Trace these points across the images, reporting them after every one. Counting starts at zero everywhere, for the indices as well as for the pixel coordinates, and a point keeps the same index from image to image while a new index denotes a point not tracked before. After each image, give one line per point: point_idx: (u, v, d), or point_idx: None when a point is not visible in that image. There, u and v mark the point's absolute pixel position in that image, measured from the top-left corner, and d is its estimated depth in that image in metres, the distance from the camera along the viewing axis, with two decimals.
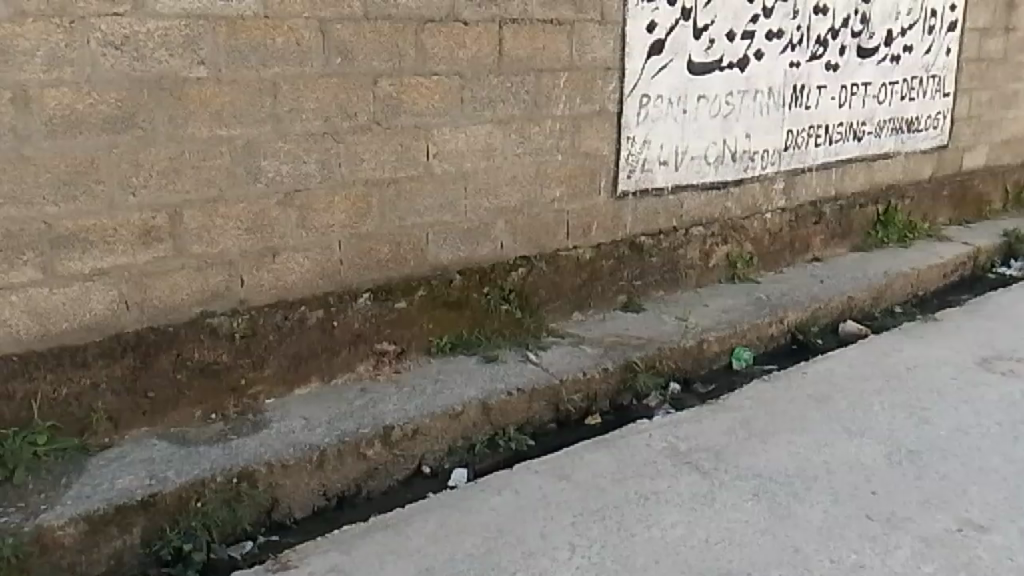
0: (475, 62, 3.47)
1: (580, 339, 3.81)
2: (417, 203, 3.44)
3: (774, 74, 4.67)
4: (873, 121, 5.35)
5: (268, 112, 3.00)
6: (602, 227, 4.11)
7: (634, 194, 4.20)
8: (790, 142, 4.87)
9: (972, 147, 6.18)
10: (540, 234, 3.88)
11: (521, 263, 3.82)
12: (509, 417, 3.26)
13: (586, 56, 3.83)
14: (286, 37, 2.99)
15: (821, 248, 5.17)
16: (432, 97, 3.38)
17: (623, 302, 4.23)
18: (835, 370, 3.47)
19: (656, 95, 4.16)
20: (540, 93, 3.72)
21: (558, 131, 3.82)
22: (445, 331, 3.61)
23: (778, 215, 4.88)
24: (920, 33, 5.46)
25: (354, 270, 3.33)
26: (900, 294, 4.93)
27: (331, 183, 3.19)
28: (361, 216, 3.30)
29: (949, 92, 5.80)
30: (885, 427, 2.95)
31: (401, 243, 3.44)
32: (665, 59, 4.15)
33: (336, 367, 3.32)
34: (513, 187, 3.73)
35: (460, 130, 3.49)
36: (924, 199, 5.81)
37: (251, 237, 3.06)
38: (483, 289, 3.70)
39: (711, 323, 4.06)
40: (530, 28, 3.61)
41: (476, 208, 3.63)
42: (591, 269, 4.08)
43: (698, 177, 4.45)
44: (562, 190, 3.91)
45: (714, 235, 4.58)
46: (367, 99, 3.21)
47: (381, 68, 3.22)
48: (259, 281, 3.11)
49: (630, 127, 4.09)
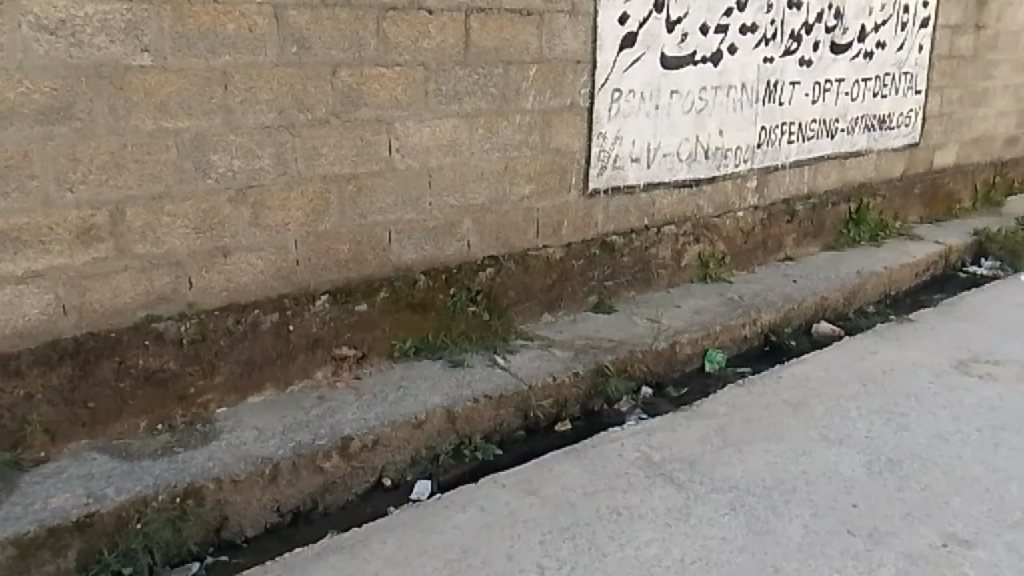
0: (440, 52, 3.31)
1: (550, 342, 3.67)
2: (379, 200, 3.28)
3: (748, 69, 4.57)
4: (846, 118, 5.28)
5: (218, 103, 2.81)
6: (572, 226, 3.98)
7: (605, 192, 4.07)
8: (764, 139, 4.78)
9: (943, 145, 6.15)
10: (508, 233, 3.74)
11: (489, 263, 3.67)
12: (475, 425, 3.12)
13: (556, 48, 3.69)
14: (238, 24, 2.80)
15: (794, 247, 5.09)
16: (395, 89, 3.22)
17: (594, 303, 4.11)
18: (811, 374, 3.37)
19: (628, 90, 4.04)
20: (509, 86, 3.57)
21: (527, 126, 3.68)
22: (408, 334, 3.46)
23: (751, 213, 4.79)
24: (893, 30, 5.39)
25: (312, 271, 3.16)
26: (873, 293, 4.86)
27: (286, 179, 3.02)
28: (319, 214, 3.13)
29: (921, 90, 5.75)
30: (863, 433, 2.85)
31: (362, 242, 3.27)
32: (637, 53, 4.02)
33: (292, 374, 3.16)
34: (480, 184, 3.58)
35: (425, 124, 3.33)
36: (895, 197, 5.77)
37: (200, 237, 2.87)
38: (449, 290, 3.55)
39: (684, 324, 3.95)
40: (498, 18, 3.45)
41: (441, 205, 3.47)
42: (561, 269, 3.94)
43: (670, 174, 4.34)
44: (531, 187, 3.77)
45: (686, 234, 4.47)
46: (325, 90, 3.04)
47: (341, 58, 3.05)
48: (209, 283, 2.93)
49: (601, 123, 3.96)
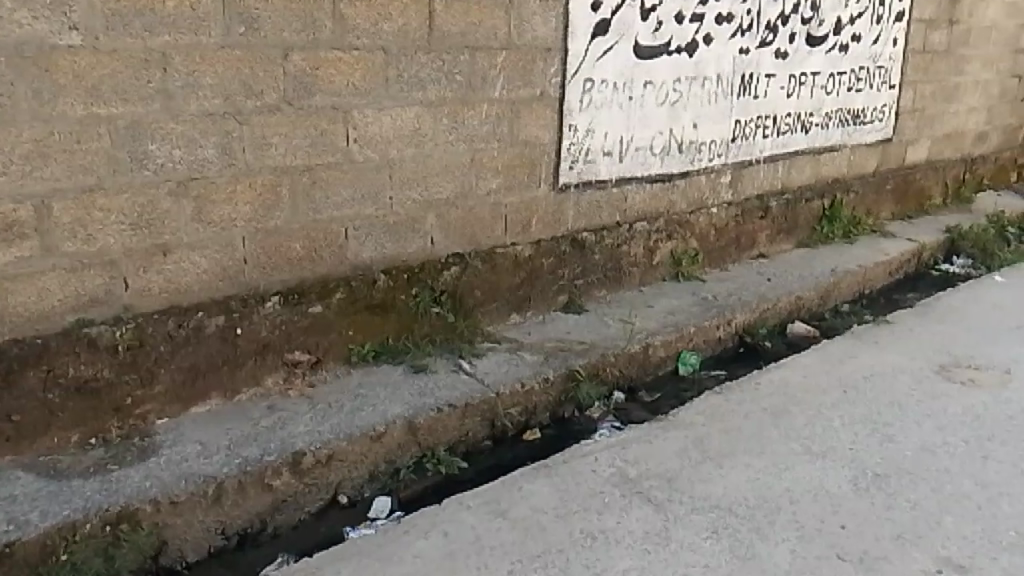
0: (402, 36, 3.09)
1: (518, 345, 3.48)
2: (336, 194, 3.05)
3: (723, 60, 4.41)
4: (820, 112, 5.16)
5: (157, 88, 2.57)
6: (541, 222, 3.79)
7: (576, 186, 3.89)
8: (738, 133, 4.63)
9: (915, 140, 6.07)
10: (474, 229, 3.54)
11: (453, 261, 3.47)
12: (439, 437, 2.92)
13: (526, 34, 3.49)
14: (178, 0, 2.55)
15: (767, 244, 4.97)
16: (352, 74, 2.99)
17: (563, 303, 3.93)
18: (790, 380, 3.22)
19: (601, 80, 3.85)
20: (476, 73, 3.36)
21: (495, 117, 3.48)
22: (367, 337, 3.24)
23: (724, 209, 4.65)
24: (869, 22, 5.28)
25: (262, 270, 2.93)
26: (848, 292, 4.75)
27: (233, 171, 2.78)
28: (269, 208, 2.89)
29: (894, 84, 5.66)
30: (847, 446, 2.71)
31: (317, 239, 3.05)
32: (610, 41, 3.83)
33: (240, 381, 2.93)
34: (444, 178, 3.37)
35: (385, 113, 3.11)
36: (868, 193, 5.67)
37: (137, 233, 2.62)
38: (411, 290, 3.34)
39: (657, 325, 3.79)
40: (464, 0, 3.24)
41: (403, 199, 3.26)
42: (530, 267, 3.75)
43: (643, 169, 4.17)
44: (499, 181, 3.57)
45: (659, 230, 4.31)
46: (276, 74, 2.80)
47: (293, 41, 2.81)
48: (147, 283, 2.68)
49: (572, 114, 3.77)
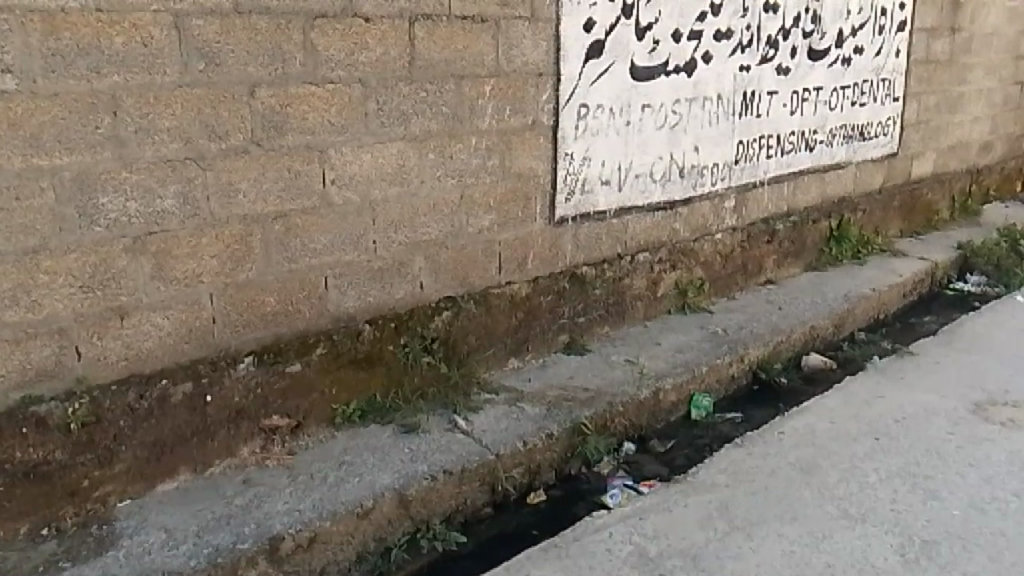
0: (381, 66, 2.84)
1: (518, 394, 3.20)
2: (313, 241, 2.77)
3: (723, 79, 4.17)
4: (824, 129, 4.93)
5: (106, 134, 2.29)
6: (538, 258, 3.52)
7: (573, 219, 3.63)
8: (741, 155, 4.39)
9: (921, 153, 5.85)
10: (466, 270, 3.26)
11: (445, 305, 3.19)
12: (434, 508, 2.64)
13: (515, 60, 3.24)
14: (128, 36, 2.28)
15: (775, 269, 4.72)
16: (326, 109, 2.72)
17: (564, 343, 3.66)
18: (816, 426, 2.97)
19: (596, 105, 3.60)
20: (462, 103, 3.10)
21: (484, 149, 3.22)
22: (352, 395, 2.95)
23: (729, 235, 4.39)
24: (871, 34, 5.06)
25: (234, 329, 2.64)
26: (862, 318, 4.50)
27: (196, 223, 2.50)
28: (239, 260, 2.61)
29: (898, 97, 5.44)
30: (888, 506, 2.45)
31: (293, 290, 2.76)
32: (605, 63, 3.58)
33: (212, 453, 2.64)
34: (432, 217, 3.10)
35: (365, 150, 2.85)
36: (875, 211, 5.44)
37: (89, 297, 2.34)
38: (399, 340, 3.06)
39: (666, 366, 3.52)
40: (447, 26, 2.99)
41: (388, 242, 2.98)
42: (527, 307, 3.49)
43: (643, 197, 3.91)
44: (491, 217, 3.30)
45: (662, 261, 4.05)
46: (242, 114, 2.53)
47: (260, 76, 2.55)
48: (103, 351, 2.40)
49: (568, 143, 3.52)
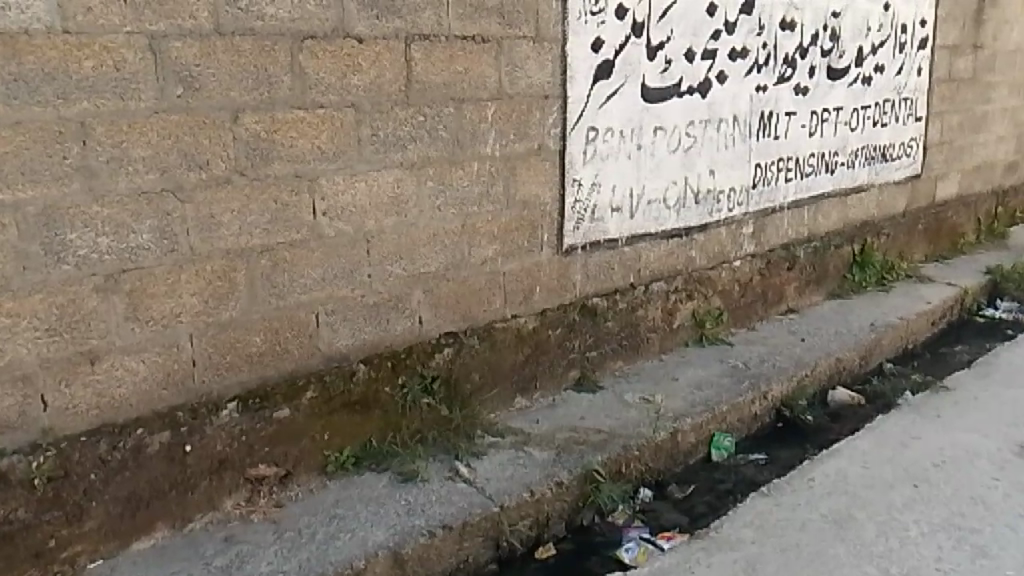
0: (376, 89, 2.66)
1: (525, 437, 2.99)
2: (302, 275, 2.59)
3: (739, 99, 3.98)
4: (845, 150, 4.72)
5: (75, 165, 2.12)
6: (546, 290, 3.32)
7: (582, 247, 3.43)
8: (759, 178, 4.19)
9: (945, 175, 5.62)
10: (469, 304, 3.07)
11: (446, 341, 2.98)
12: (433, 566, 2.43)
13: (519, 82, 3.07)
14: (99, 60, 2.11)
15: (796, 297, 4.49)
16: (316, 136, 2.55)
17: (574, 379, 3.45)
18: (848, 471, 2.74)
19: (606, 128, 3.41)
20: (463, 128, 2.92)
21: (487, 176, 3.04)
22: (346, 440, 2.75)
23: (748, 262, 4.18)
24: (891, 51, 4.87)
25: (216, 371, 2.45)
26: (890, 349, 4.27)
27: (174, 258, 2.32)
28: (222, 298, 2.43)
29: (921, 116, 5.23)
30: (933, 567, 2.23)
31: (281, 329, 2.57)
32: (614, 84, 3.40)
33: (192, 507, 2.44)
34: (431, 249, 2.91)
35: (359, 178, 2.67)
36: (900, 235, 5.21)
37: (56, 341, 2.16)
38: (397, 380, 2.85)
39: (683, 404, 3.30)
40: (446, 47, 2.82)
41: (384, 276, 2.79)
42: (534, 342, 3.28)
43: (656, 224, 3.71)
44: (494, 247, 3.11)
45: (677, 290, 3.84)
46: (225, 142, 2.36)
47: (243, 101, 2.38)
48: (72, 399, 2.21)
49: (576, 168, 3.33)
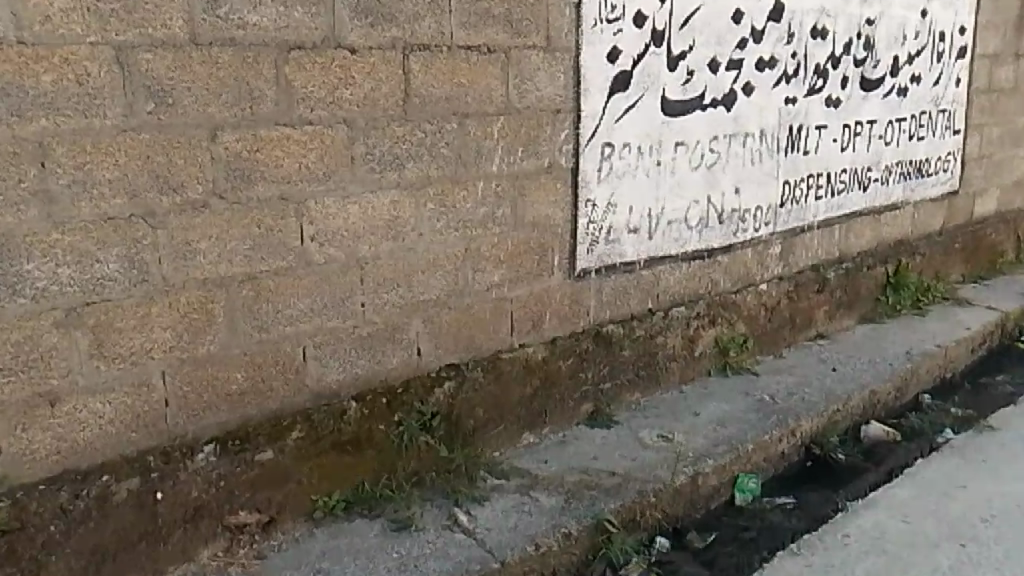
0: (370, 104, 2.45)
1: (532, 480, 2.75)
2: (288, 306, 2.38)
3: (766, 112, 3.73)
4: (879, 165, 4.45)
5: (33, 189, 1.93)
6: (556, 317, 3.09)
7: (597, 272, 3.20)
8: (787, 197, 3.93)
9: (985, 190, 5.32)
10: (473, 334, 2.84)
11: (447, 374, 2.75)
12: None
13: (528, 95, 2.85)
14: (59, 73, 1.92)
15: (826, 322, 4.23)
16: (304, 155, 2.34)
17: (587, 413, 3.21)
18: (885, 544, 2.60)
19: (623, 144, 3.18)
20: (467, 145, 2.71)
21: (494, 197, 2.82)
22: (335, 483, 2.53)
23: (775, 285, 3.92)
24: (928, 61, 4.59)
25: (191, 412, 2.25)
26: (927, 379, 3.99)
27: (143, 290, 2.12)
28: (198, 332, 2.23)
29: (959, 129, 4.94)
30: None
31: (264, 365, 2.36)
32: (632, 97, 3.17)
33: (165, 559, 2.23)
34: (432, 275, 2.68)
35: (351, 200, 2.45)
36: (936, 254, 4.92)
37: (11, 381, 1.97)
38: (392, 418, 2.62)
39: (704, 443, 3.05)
40: (448, 58, 2.61)
41: (379, 305, 2.57)
42: (544, 374, 3.04)
43: (677, 245, 3.47)
44: (501, 272, 2.89)
45: (699, 316, 3.59)
46: (203, 162, 2.16)
47: (222, 118, 2.18)
48: (30, 445, 2.01)
49: (590, 187, 3.10)
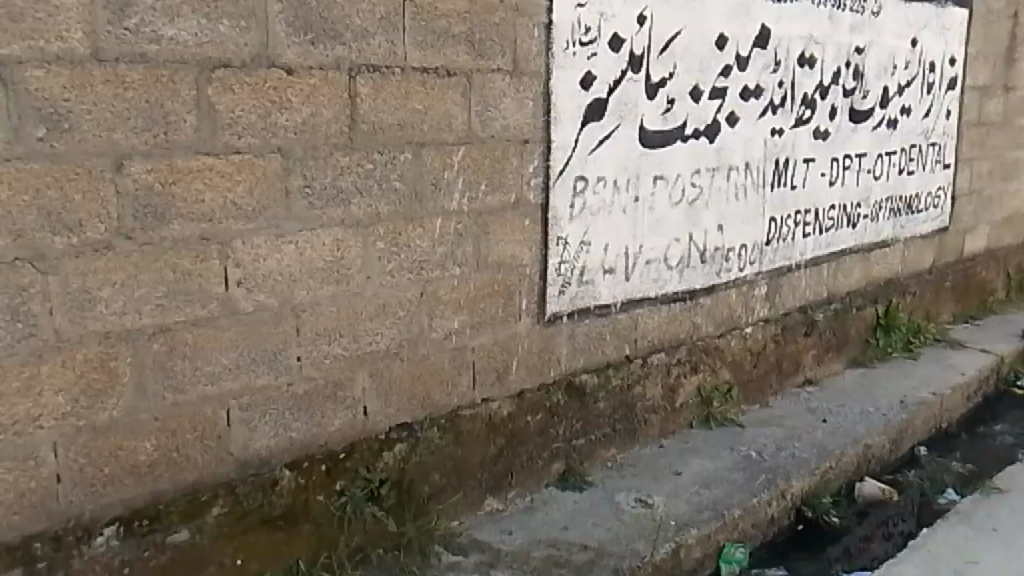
0: (310, 131, 2.16)
1: (493, 556, 2.44)
2: (208, 362, 2.06)
3: (751, 144, 3.48)
4: (869, 201, 4.22)
5: None
6: (524, 368, 2.78)
7: (569, 315, 2.90)
8: (773, 234, 3.68)
9: (975, 226, 5.11)
10: (429, 389, 2.52)
11: (398, 436, 2.43)
12: None
13: (493, 123, 2.57)
14: None
15: (814, 367, 3.96)
16: (230, 188, 2.04)
17: (558, 474, 2.89)
18: None
19: (597, 177, 2.90)
20: (423, 178, 2.41)
21: (454, 235, 2.52)
22: (265, 565, 2.20)
23: (761, 328, 3.65)
24: (918, 92, 4.39)
25: (89, 488, 1.91)
26: (923, 430, 3.72)
27: (30, 347, 1.79)
28: (99, 395, 1.90)
29: (949, 164, 4.74)
30: None
31: (180, 431, 2.03)
32: (608, 126, 2.90)
33: None
34: (382, 323, 2.38)
35: (286, 240, 2.15)
36: (927, 294, 4.68)
37: None
38: (333, 487, 2.30)
39: (687, 508, 2.75)
40: (401, 81, 2.32)
41: (318, 359, 2.25)
42: (510, 432, 2.73)
43: (656, 287, 3.19)
44: (462, 319, 2.58)
45: (680, 364, 3.30)
46: (106, 197, 1.85)
47: (131, 145, 1.87)
48: None
49: (561, 224, 2.82)
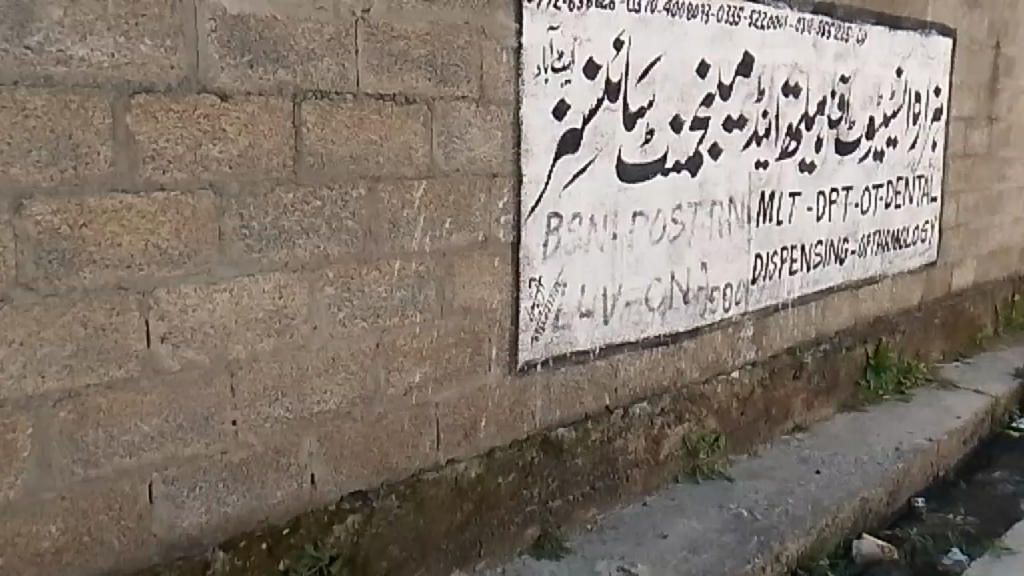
0: (249, 165, 1.91)
1: None
2: (126, 430, 1.78)
3: (735, 177, 3.29)
4: (856, 235, 4.03)
5: None
6: (494, 424, 2.52)
7: (544, 364, 2.65)
8: (759, 272, 3.47)
9: (962, 261, 4.95)
10: (387, 451, 2.26)
11: (351, 506, 2.17)
12: None
13: (458, 155, 2.34)
14: None
15: (804, 412, 3.73)
16: (153, 230, 1.78)
17: (532, 539, 2.63)
18: None
19: (573, 214, 2.68)
20: (378, 216, 2.17)
21: (414, 279, 2.28)
22: None
23: (748, 372, 3.43)
24: (903, 123, 4.24)
25: None
26: (919, 480, 3.51)
27: None
28: None
29: (936, 197, 4.58)
30: None
31: (92, 511, 1.75)
32: (584, 159, 2.69)
33: None
34: (331, 379, 2.11)
35: (221, 288, 1.89)
36: (916, 332, 4.50)
37: None
38: (275, 568, 2.03)
39: None
40: (353, 108, 2.09)
41: (258, 422, 1.98)
42: (478, 495, 2.47)
43: (637, 331, 2.96)
44: (424, 371, 2.33)
45: (664, 413, 3.06)
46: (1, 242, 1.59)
47: (33, 181, 1.61)
48: None
49: (534, 265, 2.58)
